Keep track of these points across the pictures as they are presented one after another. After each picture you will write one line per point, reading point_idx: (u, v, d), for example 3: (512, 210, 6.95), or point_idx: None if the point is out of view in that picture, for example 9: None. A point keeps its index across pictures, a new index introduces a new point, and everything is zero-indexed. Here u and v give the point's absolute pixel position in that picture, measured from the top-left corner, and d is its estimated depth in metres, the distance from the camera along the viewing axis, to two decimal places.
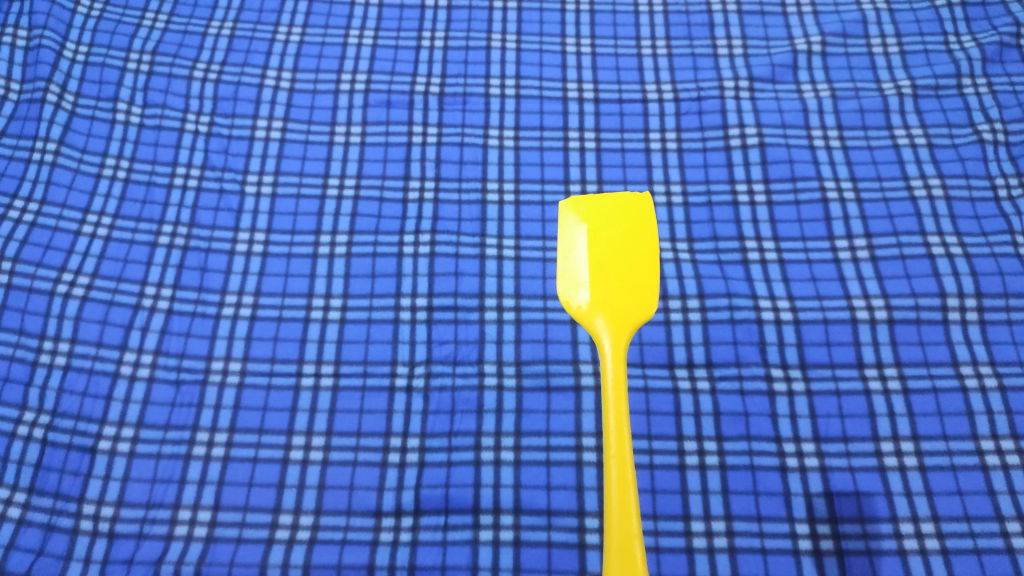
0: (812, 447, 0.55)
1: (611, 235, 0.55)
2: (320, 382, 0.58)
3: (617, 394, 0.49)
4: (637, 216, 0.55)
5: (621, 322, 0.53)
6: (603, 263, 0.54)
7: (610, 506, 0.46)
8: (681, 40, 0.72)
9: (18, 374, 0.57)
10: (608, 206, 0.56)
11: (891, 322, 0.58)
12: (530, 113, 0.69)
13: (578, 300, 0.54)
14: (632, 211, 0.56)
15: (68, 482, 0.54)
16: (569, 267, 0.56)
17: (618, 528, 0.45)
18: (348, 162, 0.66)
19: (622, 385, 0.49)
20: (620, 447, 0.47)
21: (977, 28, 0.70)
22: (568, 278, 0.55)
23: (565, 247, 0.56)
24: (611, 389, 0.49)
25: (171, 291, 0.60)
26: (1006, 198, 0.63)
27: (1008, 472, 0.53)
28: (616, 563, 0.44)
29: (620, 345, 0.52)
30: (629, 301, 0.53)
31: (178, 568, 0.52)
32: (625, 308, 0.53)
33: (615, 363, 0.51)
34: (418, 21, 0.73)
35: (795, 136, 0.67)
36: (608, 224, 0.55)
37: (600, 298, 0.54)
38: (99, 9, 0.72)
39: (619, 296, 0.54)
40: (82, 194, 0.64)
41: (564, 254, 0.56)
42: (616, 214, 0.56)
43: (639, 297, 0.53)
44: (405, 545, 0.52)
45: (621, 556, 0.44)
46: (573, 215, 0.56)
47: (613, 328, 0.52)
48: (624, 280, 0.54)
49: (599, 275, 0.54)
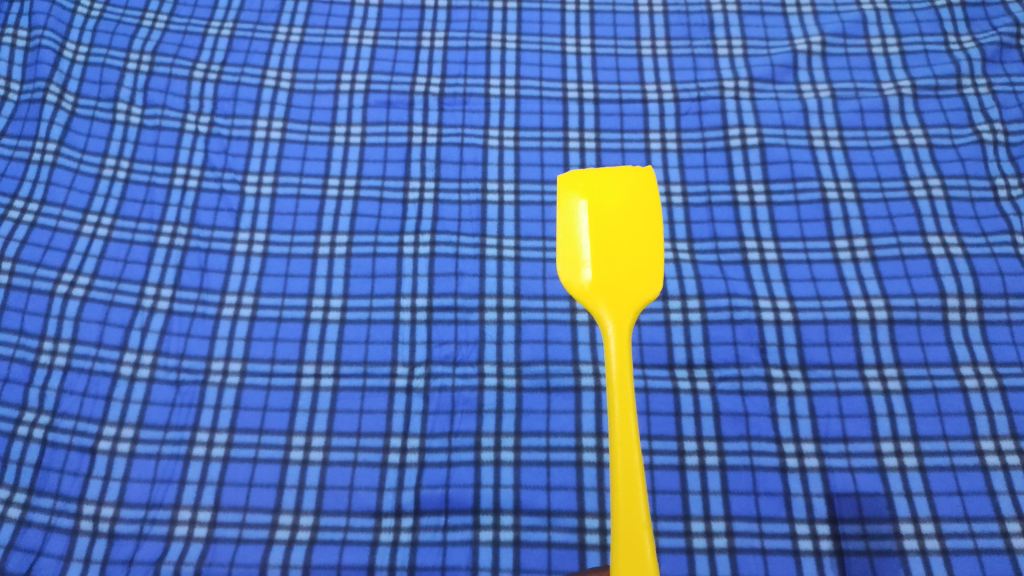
0: (812, 447, 0.55)
1: (614, 207, 0.48)
2: (320, 382, 0.58)
3: (622, 371, 0.43)
4: (642, 187, 0.49)
5: (625, 304, 0.46)
6: (606, 236, 0.48)
7: (615, 491, 0.39)
8: (681, 40, 0.72)
9: (18, 374, 0.57)
10: (607, 173, 0.50)
11: (891, 323, 0.58)
12: (530, 113, 0.69)
13: (579, 281, 0.48)
14: (635, 176, 0.49)
15: (68, 482, 0.54)
16: (570, 245, 0.49)
17: (626, 520, 0.39)
18: (348, 162, 0.66)
19: (627, 360, 0.43)
20: (625, 429, 0.40)
21: (977, 28, 0.70)
22: (568, 257, 0.49)
23: (564, 222, 0.49)
24: (615, 365, 0.43)
25: (171, 291, 0.60)
26: (1005, 198, 0.63)
27: (1008, 472, 0.53)
28: (625, 561, 0.38)
29: (625, 330, 0.45)
30: (637, 280, 0.47)
31: (178, 568, 0.52)
32: (630, 287, 0.47)
33: (619, 340, 0.45)
34: (418, 21, 0.73)
35: (795, 136, 0.67)
36: (609, 194, 0.49)
37: (602, 278, 0.47)
38: (99, 9, 0.72)
39: (623, 275, 0.47)
40: (82, 194, 0.64)
41: (564, 231, 0.49)
42: (620, 185, 0.49)
43: (646, 274, 0.47)
44: (405, 545, 0.52)
45: (629, 551, 0.38)
46: (573, 186, 0.50)
47: (617, 312, 0.46)
48: (627, 256, 0.47)
49: (602, 251, 0.48)
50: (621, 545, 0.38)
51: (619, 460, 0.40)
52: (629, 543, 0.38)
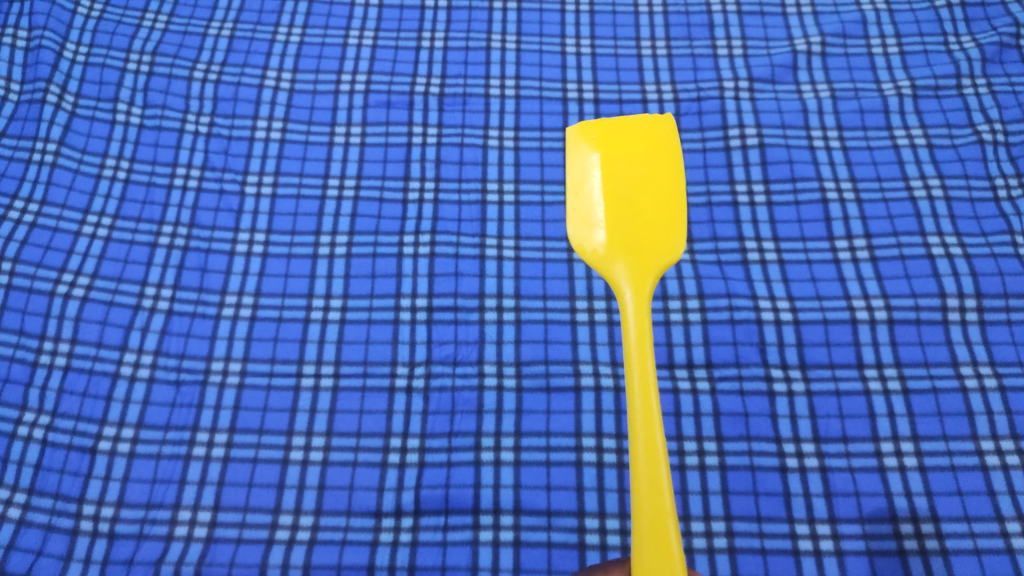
0: (812, 447, 0.55)
1: (629, 166, 0.49)
2: (320, 382, 0.58)
3: (641, 349, 0.42)
4: (659, 145, 0.50)
5: (643, 265, 0.47)
6: (621, 196, 0.48)
7: (637, 473, 0.39)
8: (681, 40, 0.72)
9: (18, 374, 0.57)
10: (622, 131, 0.50)
11: (891, 323, 0.58)
12: (530, 114, 0.69)
13: (592, 241, 0.48)
14: (651, 136, 0.50)
15: (68, 482, 0.54)
16: (581, 205, 0.49)
17: (649, 504, 0.38)
18: (348, 163, 0.66)
19: (646, 338, 0.42)
20: (647, 409, 0.40)
21: (976, 28, 0.70)
22: (580, 217, 0.49)
23: (575, 181, 0.49)
24: (634, 341, 0.43)
25: (171, 291, 0.60)
26: (1006, 198, 0.63)
27: (1008, 472, 0.53)
28: (649, 547, 0.37)
29: (642, 294, 0.46)
30: (654, 241, 0.47)
31: (178, 568, 0.52)
32: (647, 246, 0.47)
33: (637, 312, 0.44)
34: (418, 22, 0.73)
35: (795, 136, 0.67)
36: (625, 153, 0.49)
37: (617, 239, 0.47)
38: (99, 9, 0.72)
39: (639, 237, 0.47)
40: (82, 194, 0.64)
41: (574, 190, 0.49)
42: (634, 144, 0.50)
43: (663, 235, 0.47)
44: (405, 546, 0.52)
45: (654, 535, 0.38)
46: (585, 143, 0.50)
47: (633, 274, 0.46)
48: (644, 216, 0.48)
49: (616, 211, 0.48)
50: (645, 530, 0.38)
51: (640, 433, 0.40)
52: (653, 526, 0.38)
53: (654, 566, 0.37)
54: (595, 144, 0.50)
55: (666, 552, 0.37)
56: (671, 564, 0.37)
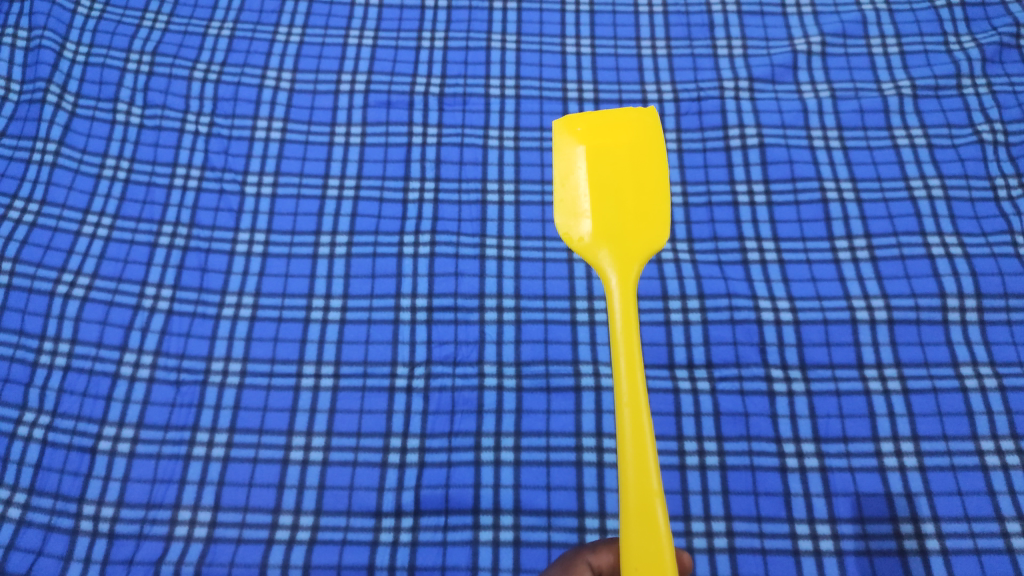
0: (812, 447, 0.55)
1: (614, 158, 0.49)
2: (321, 382, 0.58)
3: (627, 334, 0.42)
4: (643, 135, 0.50)
5: (629, 252, 0.47)
6: (606, 186, 0.48)
7: (624, 463, 0.39)
8: (681, 40, 0.72)
9: (18, 374, 0.57)
10: (606, 123, 0.50)
11: (891, 323, 0.58)
12: (530, 114, 0.69)
13: (579, 231, 0.48)
14: (636, 127, 0.50)
15: (68, 482, 0.54)
16: (568, 195, 0.49)
17: (636, 487, 0.38)
18: (348, 162, 0.66)
19: (632, 322, 0.42)
20: (633, 391, 0.40)
21: (976, 28, 0.70)
22: (567, 207, 0.49)
23: (562, 172, 0.50)
24: (620, 326, 0.43)
25: (171, 291, 0.60)
26: (1006, 198, 0.63)
27: (1007, 472, 0.53)
28: (635, 524, 0.37)
29: (628, 280, 0.46)
30: (640, 230, 0.47)
31: (178, 568, 0.52)
32: (633, 235, 0.47)
33: (623, 299, 0.44)
34: (418, 22, 0.73)
35: (795, 136, 0.67)
36: (610, 144, 0.49)
37: (604, 228, 0.47)
38: (99, 9, 0.72)
39: (625, 225, 0.47)
40: (82, 194, 0.64)
41: (562, 180, 0.49)
42: (617, 135, 0.50)
43: (648, 224, 0.47)
44: (405, 545, 0.52)
45: (641, 519, 0.38)
46: (569, 135, 0.50)
47: (620, 261, 0.46)
48: (629, 205, 0.48)
49: (602, 201, 0.48)
50: (632, 509, 0.38)
51: (626, 415, 0.40)
52: (639, 504, 0.38)
53: (641, 545, 0.37)
54: (580, 136, 0.50)
55: (653, 532, 0.37)
56: (657, 549, 0.37)
